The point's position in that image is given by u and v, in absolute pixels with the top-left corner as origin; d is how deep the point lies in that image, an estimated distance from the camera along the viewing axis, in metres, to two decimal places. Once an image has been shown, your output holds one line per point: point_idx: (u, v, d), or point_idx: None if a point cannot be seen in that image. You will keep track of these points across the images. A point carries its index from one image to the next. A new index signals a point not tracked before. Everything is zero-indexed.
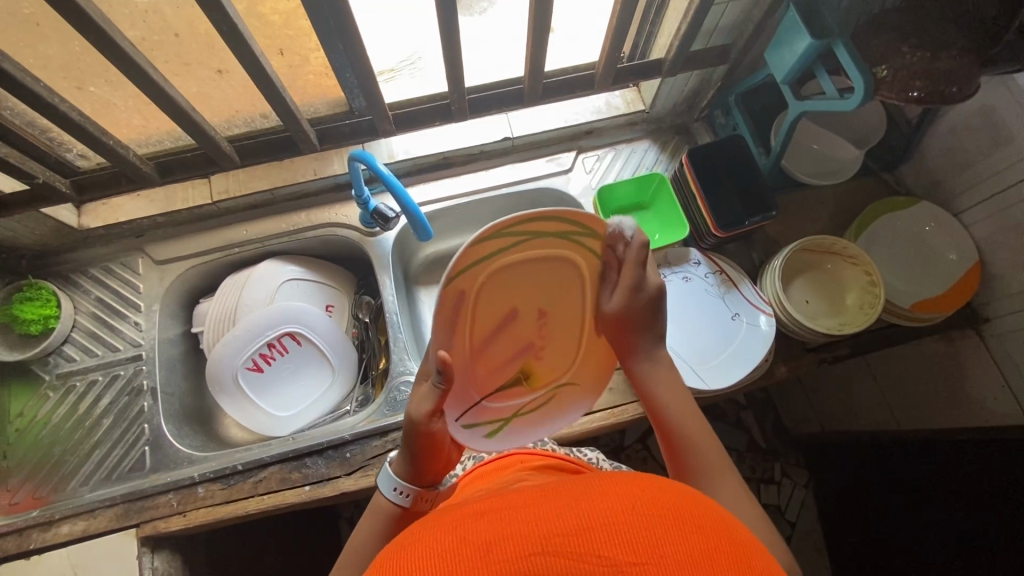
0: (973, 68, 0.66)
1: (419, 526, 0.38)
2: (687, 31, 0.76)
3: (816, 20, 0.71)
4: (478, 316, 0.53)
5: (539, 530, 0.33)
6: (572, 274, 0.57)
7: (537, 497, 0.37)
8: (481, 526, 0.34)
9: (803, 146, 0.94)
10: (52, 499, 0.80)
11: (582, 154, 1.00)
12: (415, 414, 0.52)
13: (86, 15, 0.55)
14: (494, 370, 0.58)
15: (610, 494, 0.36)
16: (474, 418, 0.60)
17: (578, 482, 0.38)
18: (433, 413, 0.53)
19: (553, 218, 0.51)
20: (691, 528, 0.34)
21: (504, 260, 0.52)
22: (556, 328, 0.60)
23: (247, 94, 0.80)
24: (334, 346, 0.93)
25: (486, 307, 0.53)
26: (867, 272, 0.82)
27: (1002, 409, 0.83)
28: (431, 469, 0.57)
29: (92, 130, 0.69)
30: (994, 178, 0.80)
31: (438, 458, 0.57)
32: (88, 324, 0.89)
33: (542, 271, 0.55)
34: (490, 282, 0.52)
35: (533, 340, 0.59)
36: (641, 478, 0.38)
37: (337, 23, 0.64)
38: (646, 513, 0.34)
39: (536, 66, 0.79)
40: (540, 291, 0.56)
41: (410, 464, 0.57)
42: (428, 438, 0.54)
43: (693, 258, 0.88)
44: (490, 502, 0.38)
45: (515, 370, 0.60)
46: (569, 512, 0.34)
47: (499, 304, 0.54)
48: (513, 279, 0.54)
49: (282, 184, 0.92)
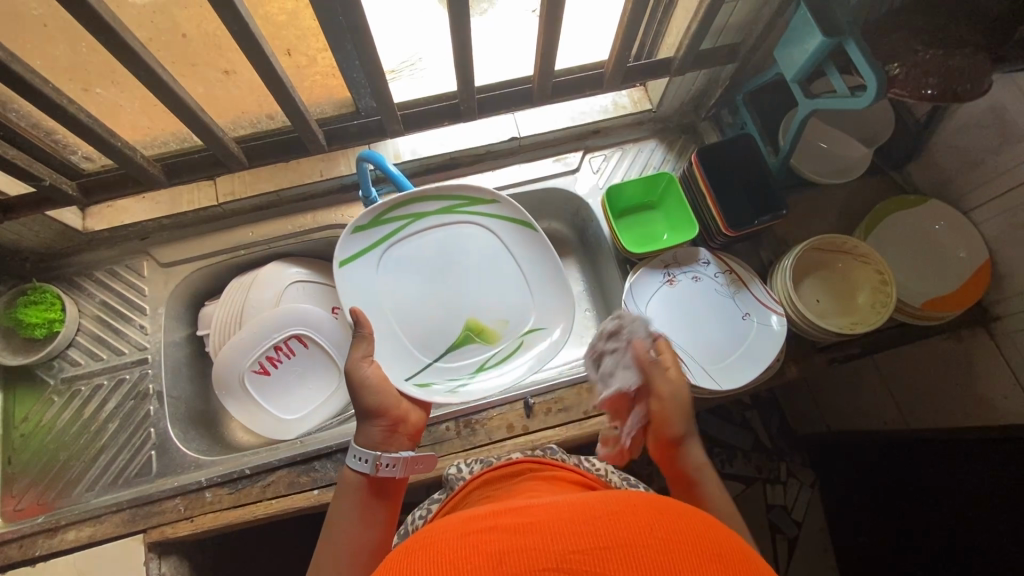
0: (986, 65, 0.65)
1: (431, 532, 0.38)
2: (697, 30, 0.75)
3: (828, 18, 0.70)
4: (402, 288, 0.80)
5: (554, 547, 0.33)
6: (479, 252, 0.83)
7: (552, 515, 0.36)
8: (495, 539, 0.34)
9: (812, 145, 0.94)
10: (58, 505, 0.79)
11: (589, 153, 1.00)
12: (352, 361, 0.65)
13: (98, 16, 0.55)
14: (433, 329, 0.80)
15: (627, 517, 0.35)
16: (431, 375, 0.78)
17: (593, 504, 0.37)
18: (365, 356, 0.65)
19: (421, 199, 0.80)
20: (710, 559, 0.33)
21: (400, 234, 0.81)
22: (482, 290, 0.82)
23: (255, 95, 0.79)
24: (341, 348, 0.92)
25: (407, 284, 0.81)
26: (879, 272, 0.82)
27: (1014, 408, 0.83)
28: (383, 423, 0.64)
29: (101, 132, 0.68)
30: (1002, 177, 0.80)
31: (386, 413, 0.65)
32: (93, 327, 0.88)
33: (450, 256, 0.82)
34: (398, 267, 0.81)
35: (462, 303, 0.81)
36: (658, 502, 0.38)
37: (348, 25, 0.64)
38: (664, 536, 0.34)
39: (546, 65, 0.78)
40: (453, 268, 0.82)
41: (364, 426, 0.63)
42: (363, 385, 0.64)
43: (702, 258, 0.86)
44: (505, 516, 0.38)
45: (458, 327, 0.81)
46: (584, 531, 0.34)
47: (404, 270, 0.81)
48: (424, 263, 0.82)
49: (288, 184, 0.91)
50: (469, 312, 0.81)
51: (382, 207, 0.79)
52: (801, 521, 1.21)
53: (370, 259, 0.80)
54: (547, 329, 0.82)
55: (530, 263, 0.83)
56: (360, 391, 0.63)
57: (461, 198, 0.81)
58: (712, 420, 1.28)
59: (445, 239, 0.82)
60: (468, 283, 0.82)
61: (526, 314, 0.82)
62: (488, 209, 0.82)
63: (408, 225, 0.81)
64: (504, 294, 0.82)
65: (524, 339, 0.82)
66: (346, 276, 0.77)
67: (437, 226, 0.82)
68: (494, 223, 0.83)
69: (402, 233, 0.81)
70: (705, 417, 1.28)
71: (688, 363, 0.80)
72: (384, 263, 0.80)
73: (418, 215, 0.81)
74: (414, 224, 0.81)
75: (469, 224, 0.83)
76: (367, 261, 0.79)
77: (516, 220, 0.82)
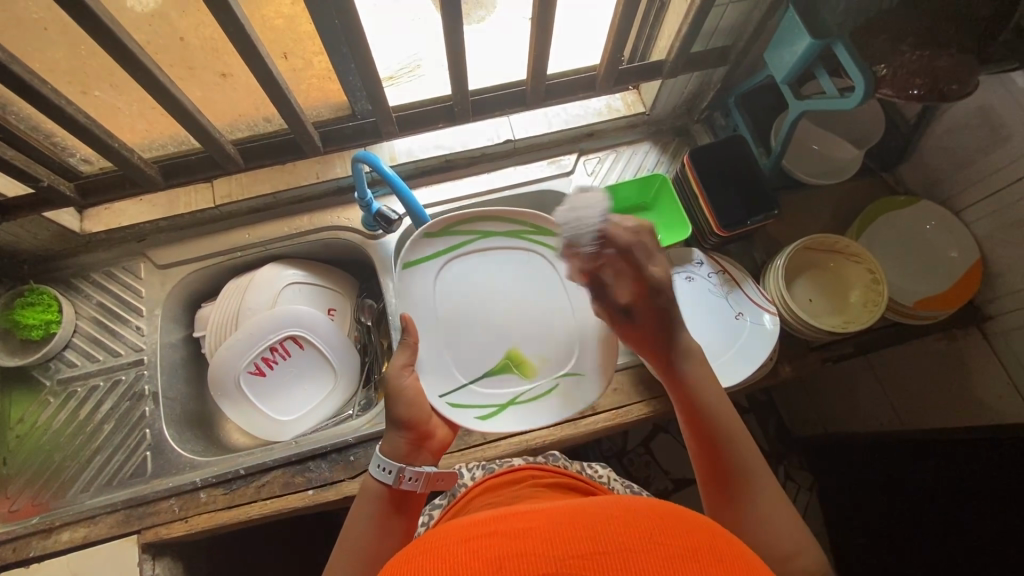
0: (971, 67, 0.67)
1: (429, 538, 0.37)
2: (688, 33, 0.76)
3: (817, 21, 0.71)
4: (454, 302, 0.77)
5: (553, 552, 0.33)
6: (540, 284, 0.79)
7: (551, 520, 0.37)
8: (494, 546, 0.34)
9: (804, 146, 0.95)
10: (52, 506, 0.79)
11: (583, 155, 1.01)
12: (391, 369, 0.65)
13: (98, 19, 0.56)
14: (476, 351, 0.76)
15: (627, 522, 0.35)
16: (464, 397, 0.74)
17: (592, 509, 0.38)
18: (405, 365, 0.66)
19: (491, 217, 0.79)
20: (709, 562, 0.33)
21: (463, 249, 0.79)
22: (533, 324, 0.77)
23: (252, 97, 0.80)
24: (337, 348, 0.92)
25: (461, 299, 0.78)
26: (870, 270, 0.82)
27: (1008, 407, 0.83)
28: (410, 435, 0.62)
29: (99, 134, 0.69)
30: (992, 176, 0.81)
31: (416, 426, 0.63)
32: (90, 329, 0.88)
33: (510, 280, 0.79)
34: (456, 282, 0.78)
35: (509, 333, 0.77)
36: (656, 507, 0.38)
37: (343, 27, 0.65)
38: (664, 540, 0.34)
39: (539, 68, 0.79)
40: (512, 290, 0.79)
41: (391, 435, 0.62)
42: (398, 394, 0.63)
43: (696, 258, 0.87)
44: (505, 522, 0.38)
45: (500, 355, 0.77)
46: (584, 536, 0.34)
47: (461, 286, 0.78)
48: (483, 280, 0.79)
49: (285, 187, 0.92)
50: (516, 341, 0.77)
51: (454, 217, 0.78)
52: None
53: (432, 266, 0.78)
54: (589, 374, 0.75)
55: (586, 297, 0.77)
56: (395, 400, 0.63)
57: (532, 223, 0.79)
58: None
59: (508, 260, 0.79)
60: (521, 313, 0.78)
61: (570, 356, 0.76)
62: (555, 241, 0.79)
63: (474, 242, 0.79)
64: (555, 328, 0.77)
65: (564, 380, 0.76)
66: (406, 278, 0.77)
67: (503, 248, 0.80)
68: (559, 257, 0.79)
69: (465, 249, 0.79)
70: None
71: None
72: (445, 274, 0.78)
73: (484, 234, 0.80)
74: (480, 241, 0.80)
75: (534, 254, 0.80)
76: (427, 269, 0.78)
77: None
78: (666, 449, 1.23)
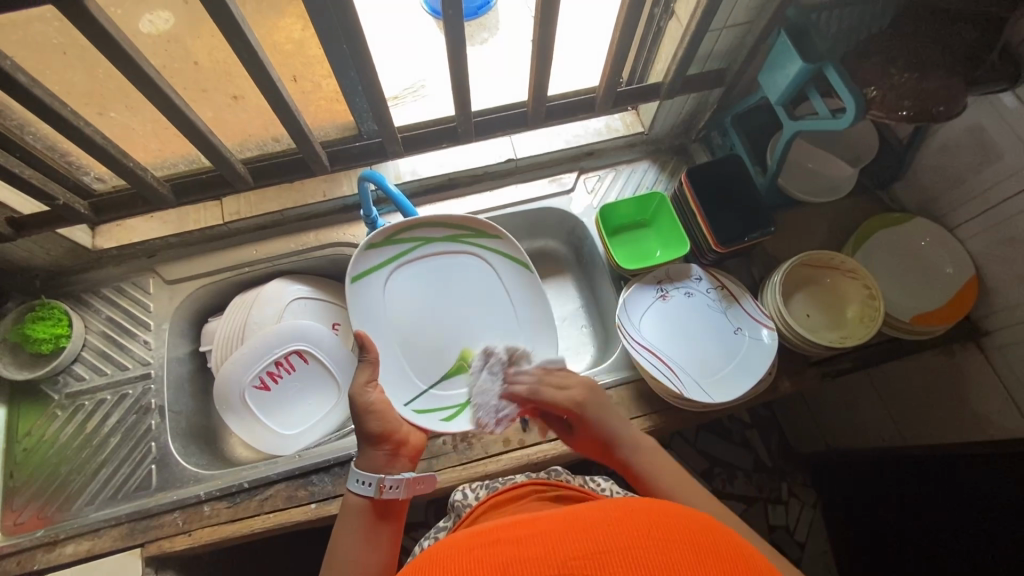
0: (959, 88, 0.69)
1: (435, 550, 0.38)
2: (684, 56, 0.79)
3: (809, 44, 0.74)
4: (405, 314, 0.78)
5: (556, 554, 0.34)
6: (482, 285, 0.81)
7: (553, 526, 0.38)
8: (498, 552, 0.35)
9: (799, 165, 0.97)
10: (56, 519, 0.80)
11: (583, 174, 1.03)
12: (355, 387, 0.66)
13: (119, 46, 0.58)
14: (432, 355, 0.78)
15: (627, 522, 0.36)
16: (428, 402, 0.76)
17: (594, 512, 0.39)
18: (368, 382, 0.66)
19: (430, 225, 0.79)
20: (710, 555, 0.34)
21: (409, 257, 0.79)
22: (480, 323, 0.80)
23: (263, 117, 0.83)
24: (340, 363, 0.93)
25: (411, 308, 0.78)
26: (866, 286, 0.84)
27: (1008, 422, 0.84)
28: (385, 446, 0.64)
29: (115, 154, 0.71)
30: (984, 194, 0.82)
31: (388, 436, 0.65)
32: (99, 343, 0.90)
33: (453, 287, 0.81)
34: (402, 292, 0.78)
35: (457, 336, 0.79)
36: (655, 507, 0.39)
37: (352, 52, 0.67)
38: (663, 538, 0.35)
39: (539, 90, 0.82)
40: (459, 293, 0.80)
41: (366, 449, 0.63)
42: (369, 409, 0.64)
43: (694, 274, 0.88)
44: (508, 530, 0.39)
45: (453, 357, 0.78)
46: (586, 539, 0.35)
47: (410, 294, 0.79)
48: (431, 285, 0.80)
49: (292, 205, 0.94)
50: (466, 340, 0.79)
51: (396, 227, 0.77)
52: (804, 542, 1.20)
53: (381, 277, 0.78)
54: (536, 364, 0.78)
55: (528, 296, 0.81)
56: (364, 415, 0.64)
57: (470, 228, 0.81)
58: (711, 439, 1.27)
59: (453, 263, 0.81)
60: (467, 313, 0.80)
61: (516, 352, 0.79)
62: (494, 244, 0.82)
63: (417, 250, 0.80)
64: (500, 323, 0.80)
65: None
66: (356, 294, 0.75)
67: (442, 254, 0.81)
68: (495, 258, 0.82)
69: (409, 257, 0.79)
70: (705, 436, 1.27)
71: (680, 375, 0.82)
72: (394, 283, 0.78)
73: (427, 240, 0.80)
74: (423, 247, 0.80)
75: (473, 256, 0.81)
76: (372, 286, 0.77)
77: (515, 258, 0.81)
78: None
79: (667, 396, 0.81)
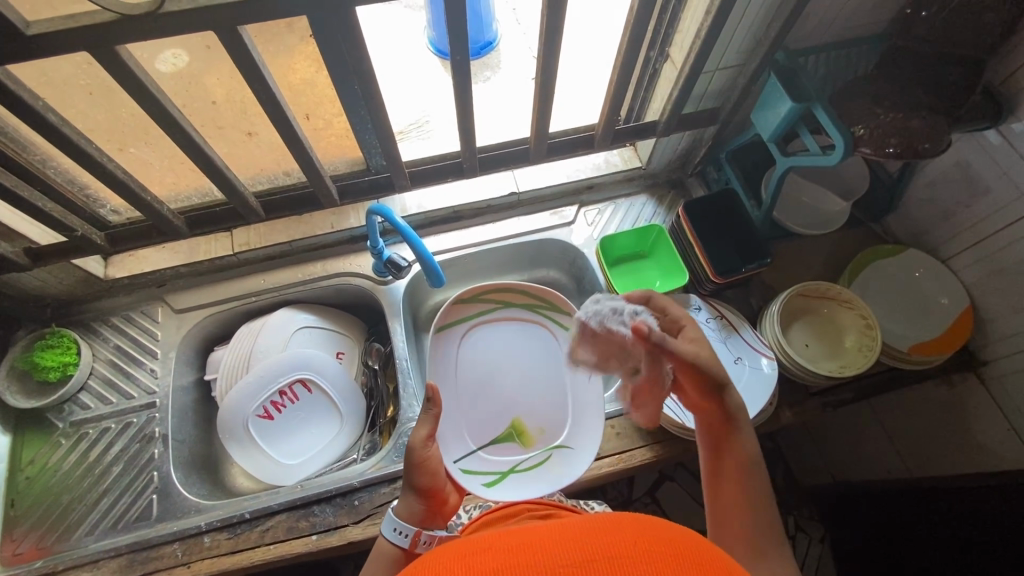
0: (943, 126, 0.72)
1: (426, 558, 0.40)
2: (679, 97, 0.83)
3: (796, 87, 0.78)
4: (494, 354, 0.85)
5: (544, 563, 0.35)
6: (542, 357, 0.85)
7: (542, 535, 0.39)
8: (488, 561, 0.37)
9: (793, 199, 1.00)
10: (56, 549, 0.79)
11: (584, 207, 1.06)
12: (412, 443, 0.62)
13: (145, 88, 0.62)
14: (486, 420, 0.81)
15: (614, 534, 0.38)
16: (473, 463, 0.77)
17: (581, 522, 0.40)
18: (429, 437, 0.62)
19: (505, 289, 0.85)
20: (691, 564, 0.36)
21: (482, 321, 0.86)
22: (536, 394, 0.83)
23: (276, 154, 0.87)
24: (343, 391, 0.94)
25: (500, 351, 0.85)
26: (862, 316, 0.86)
27: (1008, 452, 0.84)
28: (426, 501, 0.62)
29: (135, 188, 0.74)
30: (975, 227, 0.84)
31: (432, 492, 0.62)
32: (105, 371, 0.91)
33: (509, 351, 0.85)
34: (511, 328, 0.87)
35: (518, 399, 0.82)
36: (642, 521, 0.40)
37: (365, 94, 0.71)
38: (647, 548, 0.37)
39: (541, 128, 0.85)
40: (510, 363, 0.85)
41: (408, 498, 0.62)
42: (420, 465, 0.62)
43: (693, 304, 0.90)
44: (497, 539, 0.40)
45: (505, 424, 0.81)
46: (574, 549, 0.37)
47: (481, 353, 0.85)
48: (487, 353, 0.85)
49: (300, 236, 0.97)
50: (519, 412, 0.82)
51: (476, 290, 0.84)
52: None
53: (455, 333, 0.84)
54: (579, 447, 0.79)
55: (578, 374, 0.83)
56: (416, 469, 0.62)
57: (546, 302, 0.86)
58: None
59: (509, 332, 0.86)
60: (532, 374, 0.84)
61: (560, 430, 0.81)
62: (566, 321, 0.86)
63: (493, 311, 0.86)
64: (548, 402, 0.82)
65: (553, 452, 0.79)
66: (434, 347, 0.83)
67: (516, 318, 0.86)
68: (564, 335, 0.85)
69: (481, 319, 0.86)
70: None
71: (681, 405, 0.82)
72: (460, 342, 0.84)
73: (500, 305, 0.86)
74: (499, 309, 0.86)
75: (544, 327, 0.86)
76: (487, 318, 0.86)
77: None
78: (674, 498, 1.19)
79: (667, 425, 0.81)
